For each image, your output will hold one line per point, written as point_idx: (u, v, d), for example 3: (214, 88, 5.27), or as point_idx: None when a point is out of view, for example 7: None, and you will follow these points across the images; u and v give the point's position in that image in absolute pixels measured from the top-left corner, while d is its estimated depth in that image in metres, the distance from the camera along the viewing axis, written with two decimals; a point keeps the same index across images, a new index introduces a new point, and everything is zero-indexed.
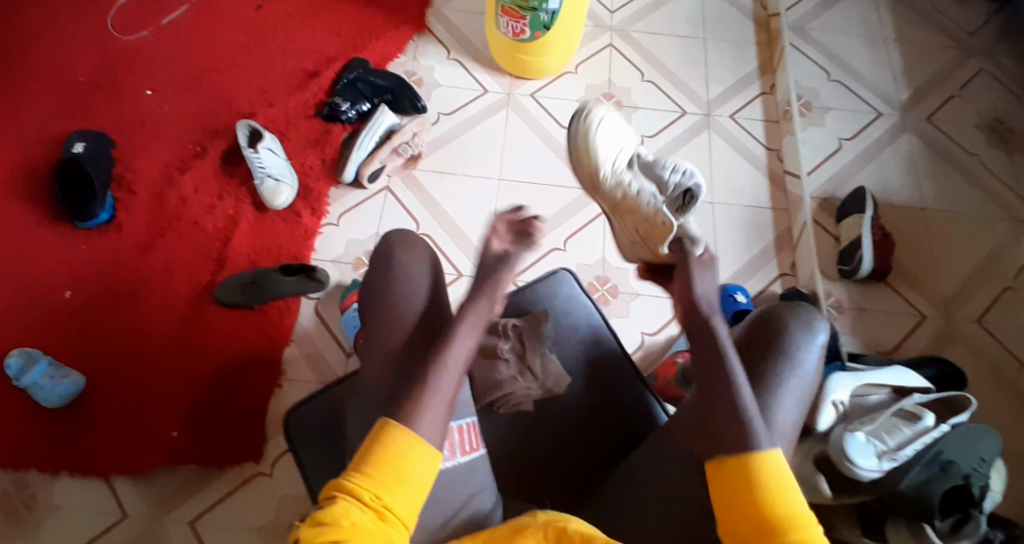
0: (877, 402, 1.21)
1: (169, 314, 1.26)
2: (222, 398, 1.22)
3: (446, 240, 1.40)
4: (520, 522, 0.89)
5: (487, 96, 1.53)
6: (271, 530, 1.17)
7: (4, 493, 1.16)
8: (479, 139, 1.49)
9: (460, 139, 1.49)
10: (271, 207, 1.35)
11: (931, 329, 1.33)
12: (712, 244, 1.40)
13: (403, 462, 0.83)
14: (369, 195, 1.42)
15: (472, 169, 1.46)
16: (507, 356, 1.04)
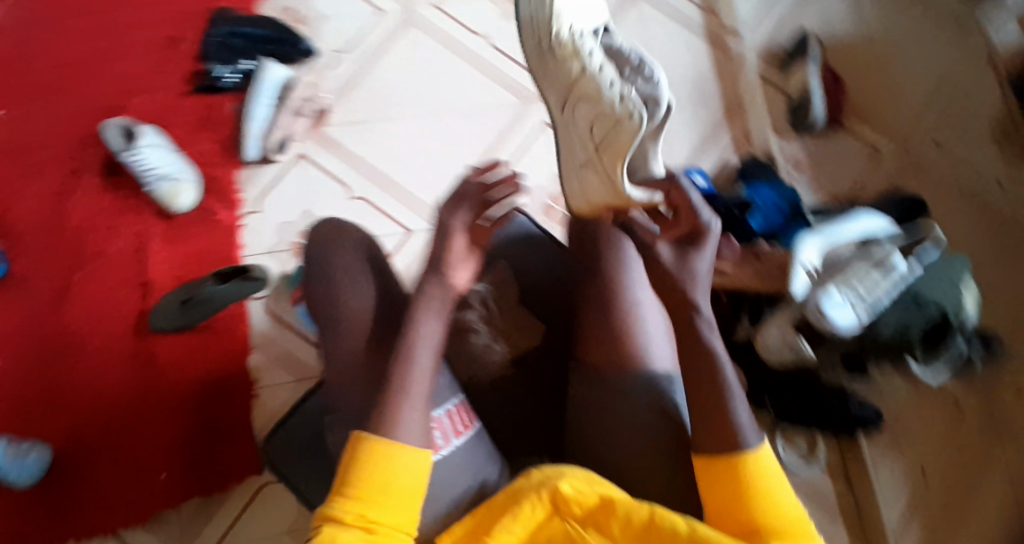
0: (846, 256, 1.11)
1: (111, 353, 1.20)
2: (201, 421, 1.18)
3: (383, 198, 1.32)
4: (519, 486, 0.91)
5: (386, 19, 1.41)
6: (294, 534, 1.15)
7: None
8: (389, 76, 1.38)
9: (366, 82, 1.38)
10: (175, 212, 1.26)
11: (893, 164, 1.28)
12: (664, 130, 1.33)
13: (382, 471, 0.87)
14: (284, 171, 1.32)
15: (390, 114, 1.37)
16: (477, 327, 1.09)
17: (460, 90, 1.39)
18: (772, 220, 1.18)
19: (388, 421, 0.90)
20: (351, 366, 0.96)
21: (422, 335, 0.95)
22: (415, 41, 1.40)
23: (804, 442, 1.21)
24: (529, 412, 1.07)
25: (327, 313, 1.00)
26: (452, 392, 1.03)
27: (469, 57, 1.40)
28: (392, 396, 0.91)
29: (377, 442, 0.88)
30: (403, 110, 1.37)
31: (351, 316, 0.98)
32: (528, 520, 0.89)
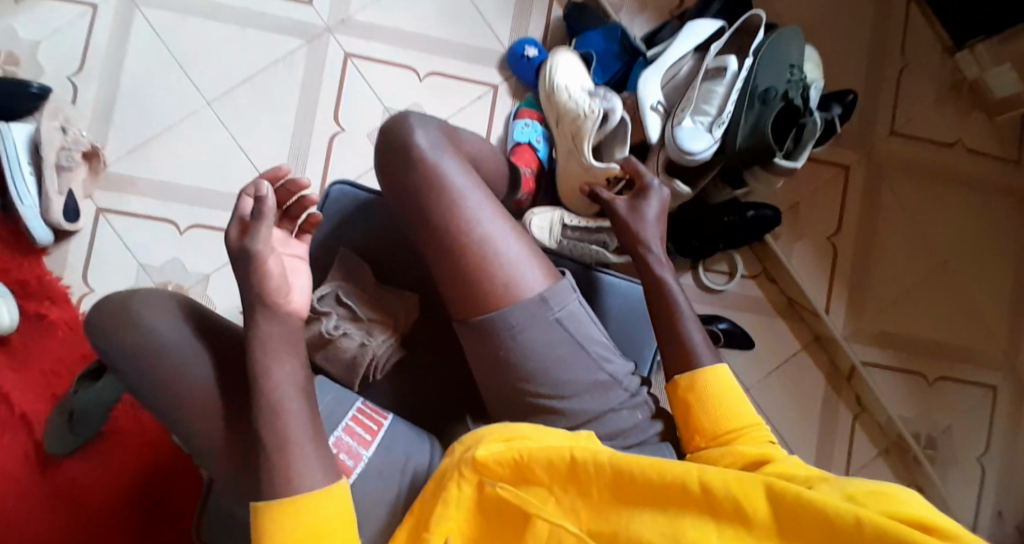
0: (685, 76, 1.06)
1: (20, 501, 1.14)
2: (145, 516, 1.16)
3: (211, 213, 1.26)
4: (443, 471, 0.85)
5: (102, 12, 1.28)
6: None
7: None
8: (142, 76, 1.27)
9: (120, 94, 1.27)
10: (6, 332, 1.16)
11: None
12: (475, 10, 1.35)
13: (295, 530, 0.82)
14: (92, 236, 1.23)
15: (167, 118, 1.27)
16: (343, 331, 0.99)
17: (235, 58, 1.29)
18: (611, 68, 1.25)
19: (282, 473, 0.85)
20: (223, 445, 0.91)
21: (278, 380, 0.89)
22: (157, 27, 1.29)
23: (723, 264, 1.29)
24: (439, 382, 1.02)
25: (172, 402, 0.91)
26: (349, 400, 0.97)
27: (225, 19, 1.30)
28: (274, 446, 0.86)
29: (280, 505, 0.83)
30: (180, 112, 1.27)
31: (203, 394, 0.91)
32: (463, 505, 0.82)
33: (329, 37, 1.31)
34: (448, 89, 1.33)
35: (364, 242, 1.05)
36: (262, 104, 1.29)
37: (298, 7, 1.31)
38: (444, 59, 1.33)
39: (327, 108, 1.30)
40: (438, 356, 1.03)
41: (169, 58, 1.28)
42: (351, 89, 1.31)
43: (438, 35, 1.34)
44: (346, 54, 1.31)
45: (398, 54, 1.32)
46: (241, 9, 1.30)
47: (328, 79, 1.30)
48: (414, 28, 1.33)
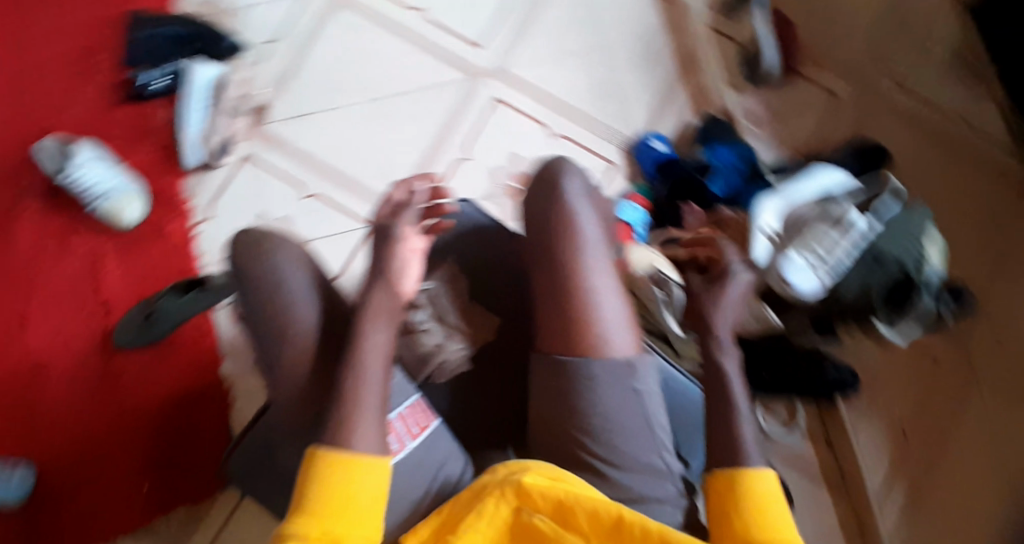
0: (805, 212, 1.09)
1: (74, 379, 1.21)
2: (173, 433, 1.19)
3: (337, 193, 1.31)
4: (478, 485, 0.83)
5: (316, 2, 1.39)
6: None
7: None
8: (325, 61, 1.36)
9: (303, 69, 1.36)
10: (124, 227, 1.26)
11: (845, 109, 1.36)
12: (623, 95, 1.36)
13: (342, 482, 0.84)
14: (230, 172, 1.31)
15: (332, 100, 1.35)
16: (427, 327, 1.06)
17: (403, 70, 1.36)
18: (733, 183, 1.23)
19: (344, 432, 0.88)
20: (292, 387, 0.96)
21: (368, 346, 0.94)
22: (351, 23, 1.38)
23: (783, 409, 1.23)
24: (498, 404, 1.04)
25: (265, 330, 0.97)
26: (409, 389, 1.00)
27: (407, 36, 1.38)
28: (343, 404, 0.90)
29: (334, 455, 0.86)
30: (342, 99, 1.35)
31: (295, 334, 0.96)
32: (492, 522, 0.81)
33: (483, 81, 1.36)
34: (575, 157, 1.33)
35: (468, 252, 1.09)
36: (413, 113, 1.35)
37: (468, 46, 1.37)
38: (581, 129, 1.34)
39: (464, 139, 1.33)
40: (504, 377, 1.05)
41: (349, 53, 1.37)
42: (491, 130, 1.34)
43: (584, 106, 1.36)
44: (497, 98, 1.35)
45: (540, 111, 1.35)
46: (423, 32, 1.38)
47: (473, 113, 1.35)
48: (563, 94, 1.36)
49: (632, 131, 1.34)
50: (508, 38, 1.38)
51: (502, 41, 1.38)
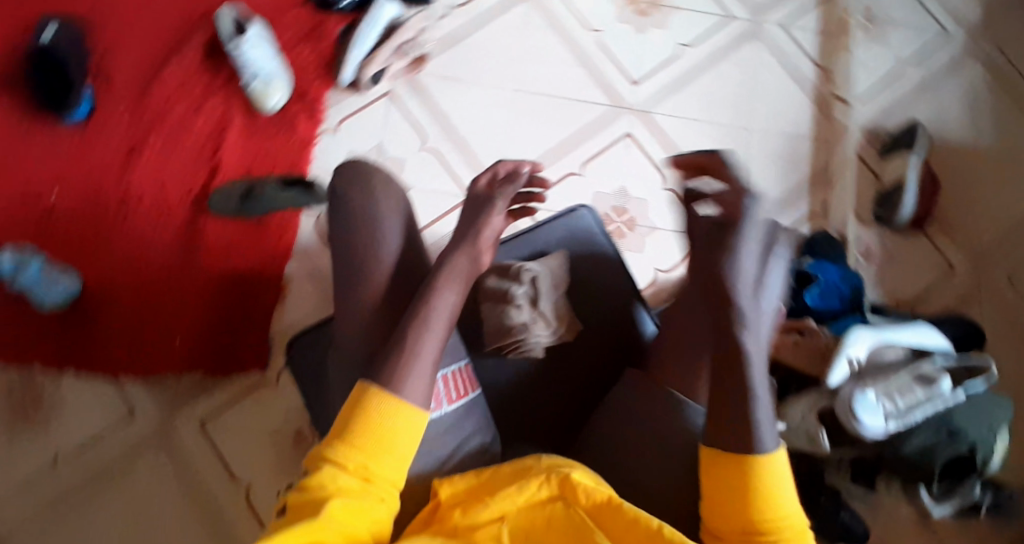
0: (890, 359, 1.08)
1: (159, 222, 1.25)
2: (222, 306, 1.22)
3: (452, 154, 1.31)
4: (523, 467, 0.79)
5: None
6: (281, 436, 1.19)
7: (10, 392, 1.18)
8: (493, 36, 1.36)
9: (469, 39, 1.36)
10: (264, 111, 1.29)
11: (961, 285, 1.25)
12: (747, 174, 1.30)
13: (388, 426, 0.79)
14: (370, 101, 1.33)
15: (484, 74, 1.35)
16: (519, 302, 1.00)
17: (557, 76, 1.34)
18: (831, 303, 1.15)
19: (397, 373, 0.82)
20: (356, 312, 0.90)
21: (436, 303, 0.87)
22: (530, 17, 1.37)
23: None
24: (548, 406, 1.01)
25: (347, 246, 0.94)
26: (459, 355, 0.96)
27: (575, 49, 1.35)
28: (395, 352, 0.83)
29: (389, 399, 0.80)
30: (490, 78, 1.34)
31: (372, 254, 0.93)
32: (527, 501, 0.76)
33: (623, 114, 1.32)
34: (681, 214, 1.28)
35: (580, 258, 1.08)
36: (550, 115, 1.32)
37: (626, 81, 1.34)
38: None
39: (583, 156, 1.30)
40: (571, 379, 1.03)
41: (517, 43, 1.36)
42: (612, 162, 1.30)
43: None
44: (628, 134, 1.32)
45: (666, 162, 1.31)
46: (591, 50, 1.35)
47: (600, 137, 1.31)
48: (692, 154, 1.31)
49: None
50: (666, 83, 1.34)
51: (658, 85, 1.34)
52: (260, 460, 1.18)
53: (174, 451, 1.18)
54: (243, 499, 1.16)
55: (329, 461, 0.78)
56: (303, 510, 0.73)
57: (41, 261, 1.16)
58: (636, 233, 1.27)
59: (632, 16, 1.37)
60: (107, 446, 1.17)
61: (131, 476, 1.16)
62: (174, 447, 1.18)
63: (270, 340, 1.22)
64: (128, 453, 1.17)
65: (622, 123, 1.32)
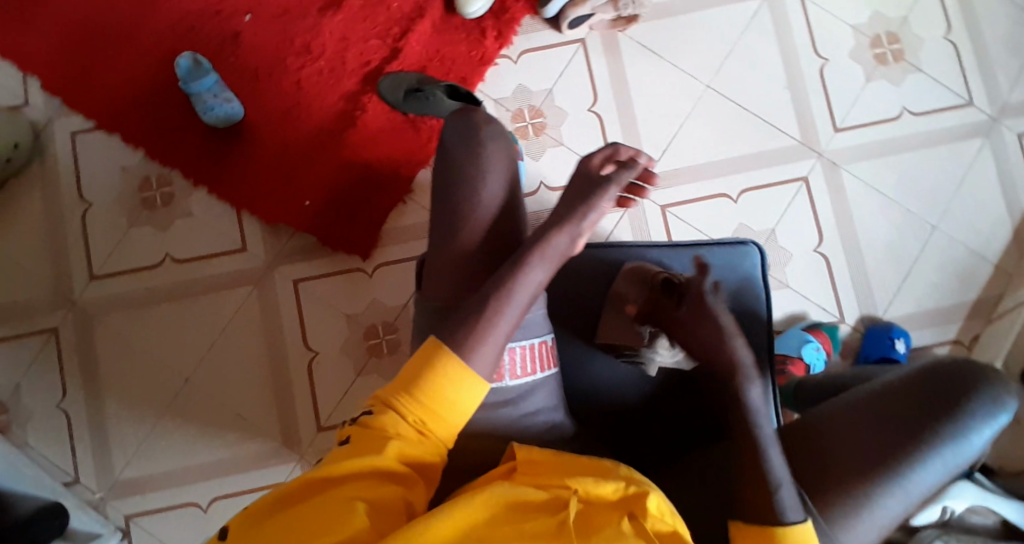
0: (977, 526, 1.05)
1: (327, 83, 1.27)
2: (352, 184, 1.25)
3: (618, 126, 1.26)
4: (604, 464, 0.78)
5: None
6: (357, 324, 1.23)
7: (147, 182, 1.27)
8: (711, 24, 1.27)
9: (686, 18, 1.28)
10: (461, 14, 1.28)
11: None
12: (907, 270, 1.20)
13: (454, 388, 0.78)
14: (563, 42, 1.29)
15: (685, 60, 1.27)
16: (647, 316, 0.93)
17: (758, 91, 1.25)
18: None
19: (471, 339, 0.80)
20: (450, 258, 0.88)
21: (524, 281, 0.83)
22: (760, 17, 1.26)
23: None
24: (607, 426, 0.96)
25: (459, 188, 0.88)
26: (538, 330, 0.91)
27: (789, 70, 1.25)
28: (473, 318, 0.81)
29: (461, 363, 0.78)
30: (690, 67, 1.27)
31: (478, 206, 0.88)
32: (599, 491, 0.75)
33: (808, 157, 1.23)
34: (819, 280, 1.20)
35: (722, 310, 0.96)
36: (733, 127, 1.24)
37: (829, 123, 1.23)
38: (846, 272, 1.21)
39: (747, 182, 1.23)
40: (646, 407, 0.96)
41: (735, 41, 1.26)
42: (773, 201, 1.22)
43: (869, 254, 1.21)
44: (804, 178, 1.22)
45: (829, 223, 1.22)
46: (806, 78, 1.24)
47: (773, 171, 1.23)
48: (859, 226, 1.21)
49: (881, 309, 1.19)
50: (866, 144, 1.23)
51: (858, 142, 1.23)
52: (332, 335, 1.23)
53: (264, 296, 1.25)
54: (307, 363, 1.23)
55: (390, 407, 0.77)
56: (363, 449, 0.74)
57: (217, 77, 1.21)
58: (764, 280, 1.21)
59: (869, 59, 1.24)
60: (208, 267, 1.25)
61: (219, 301, 1.25)
62: (264, 293, 1.25)
63: (382, 234, 1.25)
64: (223, 281, 1.25)
65: (801, 166, 1.23)
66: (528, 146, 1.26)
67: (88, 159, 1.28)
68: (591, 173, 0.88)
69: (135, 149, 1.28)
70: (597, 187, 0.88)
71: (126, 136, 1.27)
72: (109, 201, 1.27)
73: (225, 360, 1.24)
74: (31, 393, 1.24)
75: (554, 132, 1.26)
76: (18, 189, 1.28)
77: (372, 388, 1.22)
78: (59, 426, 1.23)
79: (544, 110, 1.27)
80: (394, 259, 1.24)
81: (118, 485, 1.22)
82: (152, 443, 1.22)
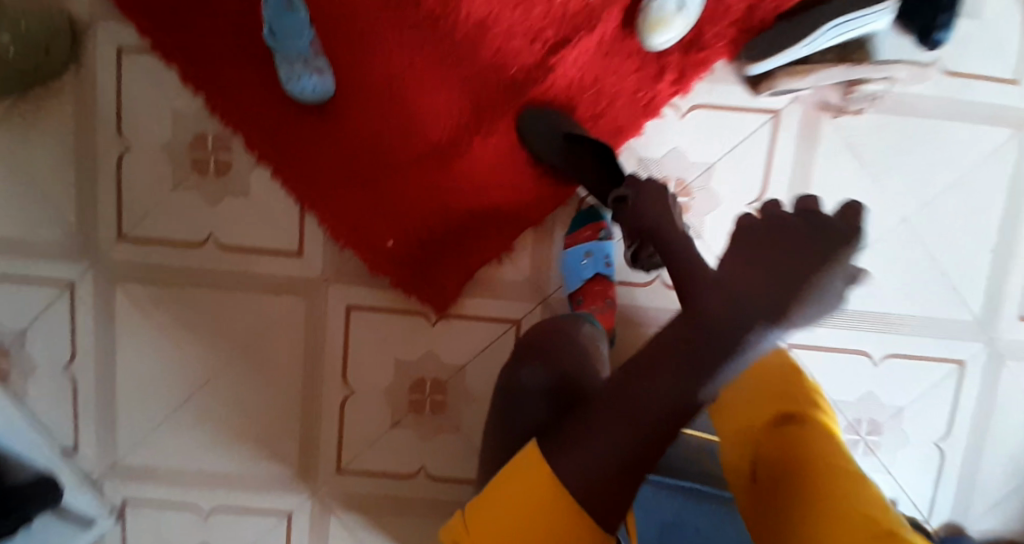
0: None
1: (448, 81, 1.01)
2: (445, 218, 1.03)
3: None
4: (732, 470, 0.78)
5: (1006, 90, 1.01)
6: (407, 373, 1.08)
7: (202, 140, 1.04)
8: (928, 146, 1.02)
9: (908, 125, 1.02)
10: (644, 42, 0.99)
11: None
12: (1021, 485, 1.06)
13: (559, 517, 0.64)
14: (750, 109, 1.02)
15: (877, 175, 1.03)
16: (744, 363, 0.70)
17: (949, 242, 1.03)
18: None
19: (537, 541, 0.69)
20: None
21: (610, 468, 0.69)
22: (991, 149, 1.02)
23: None
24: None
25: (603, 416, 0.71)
26: None
27: (997, 224, 1.02)
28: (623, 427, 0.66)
29: (554, 480, 0.65)
30: (882, 188, 1.03)
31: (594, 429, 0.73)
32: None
33: (970, 330, 1.03)
34: (924, 476, 1.06)
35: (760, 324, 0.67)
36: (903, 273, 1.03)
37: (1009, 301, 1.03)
38: (955, 474, 1.06)
39: (896, 346, 1.04)
40: None
41: (954, 174, 1.02)
42: (915, 377, 1.04)
43: (986, 461, 1.06)
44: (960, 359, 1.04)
45: (964, 419, 1.05)
46: (1013, 245, 1.03)
47: (925, 337, 1.03)
48: (988, 430, 1.05)
49: (972, 520, 1.07)
50: None
51: None
52: (376, 377, 1.08)
53: (310, 311, 1.07)
54: (342, 399, 1.09)
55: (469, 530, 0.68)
56: None
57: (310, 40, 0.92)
58: (868, 459, 1.06)
59: None
60: (253, 262, 1.06)
61: (260, 302, 1.07)
62: (313, 309, 1.07)
63: (467, 284, 1.06)
64: (268, 283, 1.07)
65: (952, 340, 1.03)
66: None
67: (136, 87, 1.03)
68: (818, 215, 0.67)
69: (196, 94, 1.03)
70: (839, 241, 0.65)
71: (186, 74, 1.02)
72: (154, 148, 1.05)
73: (255, 368, 1.09)
74: (36, 340, 1.09)
75: (696, 220, 1.04)
76: (49, 99, 1.03)
77: (406, 442, 1.10)
78: (61, 387, 1.10)
79: (694, 188, 1.04)
80: (471, 318, 1.06)
81: (118, 465, 1.12)
82: (162, 432, 1.11)
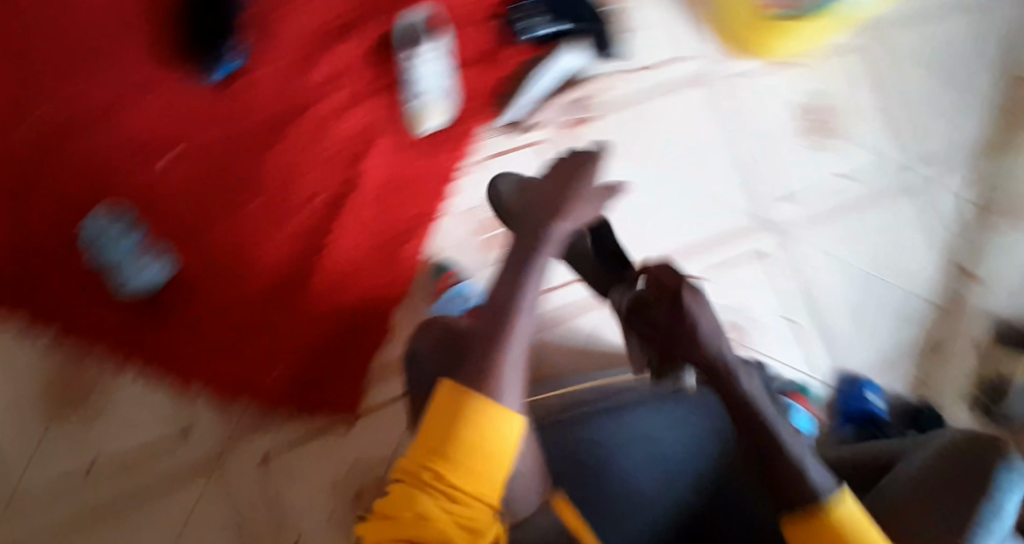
0: None
1: (272, 224, 1.12)
2: (316, 335, 1.10)
3: None
4: None
5: (689, 63, 1.26)
6: (342, 490, 1.08)
7: (60, 375, 1.06)
8: (663, 119, 1.24)
9: (640, 110, 1.24)
10: (415, 131, 1.16)
11: None
12: (875, 325, 1.24)
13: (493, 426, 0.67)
14: (519, 145, 1.20)
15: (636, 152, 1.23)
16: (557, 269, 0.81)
17: (713, 177, 1.24)
18: None
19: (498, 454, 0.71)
20: None
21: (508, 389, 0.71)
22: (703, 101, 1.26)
23: None
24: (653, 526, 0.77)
25: None
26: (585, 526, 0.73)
27: (737, 148, 1.25)
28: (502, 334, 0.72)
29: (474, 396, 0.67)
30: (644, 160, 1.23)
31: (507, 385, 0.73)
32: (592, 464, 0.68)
33: (761, 230, 1.24)
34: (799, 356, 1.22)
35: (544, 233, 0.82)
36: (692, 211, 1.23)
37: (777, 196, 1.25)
38: (818, 340, 1.22)
39: (715, 263, 1.22)
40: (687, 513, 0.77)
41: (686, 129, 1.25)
42: (740, 277, 1.22)
43: (837, 322, 1.23)
44: (762, 251, 1.23)
45: (804, 298, 1.23)
46: (758, 157, 1.25)
47: (734, 248, 1.23)
48: (822, 299, 1.23)
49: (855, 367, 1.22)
50: (813, 211, 1.25)
51: (803, 211, 1.25)
52: (314, 510, 1.08)
53: (225, 481, 1.07)
54: None
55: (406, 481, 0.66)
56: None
57: (132, 239, 1.05)
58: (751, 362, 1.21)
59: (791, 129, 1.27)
60: (151, 461, 1.06)
61: (170, 497, 1.06)
62: (226, 477, 1.07)
63: (366, 374, 1.11)
64: (172, 475, 1.06)
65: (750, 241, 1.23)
66: (483, 255, 1.17)
67: None
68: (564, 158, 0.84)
69: (41, 335, 1.06)
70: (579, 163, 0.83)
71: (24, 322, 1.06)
72: (16, 403, 1.05)
73: None
74: None
75: None
76: None
77: None
78: None
79: None
80: (383, 403, 1.11)
81: None
82: None
